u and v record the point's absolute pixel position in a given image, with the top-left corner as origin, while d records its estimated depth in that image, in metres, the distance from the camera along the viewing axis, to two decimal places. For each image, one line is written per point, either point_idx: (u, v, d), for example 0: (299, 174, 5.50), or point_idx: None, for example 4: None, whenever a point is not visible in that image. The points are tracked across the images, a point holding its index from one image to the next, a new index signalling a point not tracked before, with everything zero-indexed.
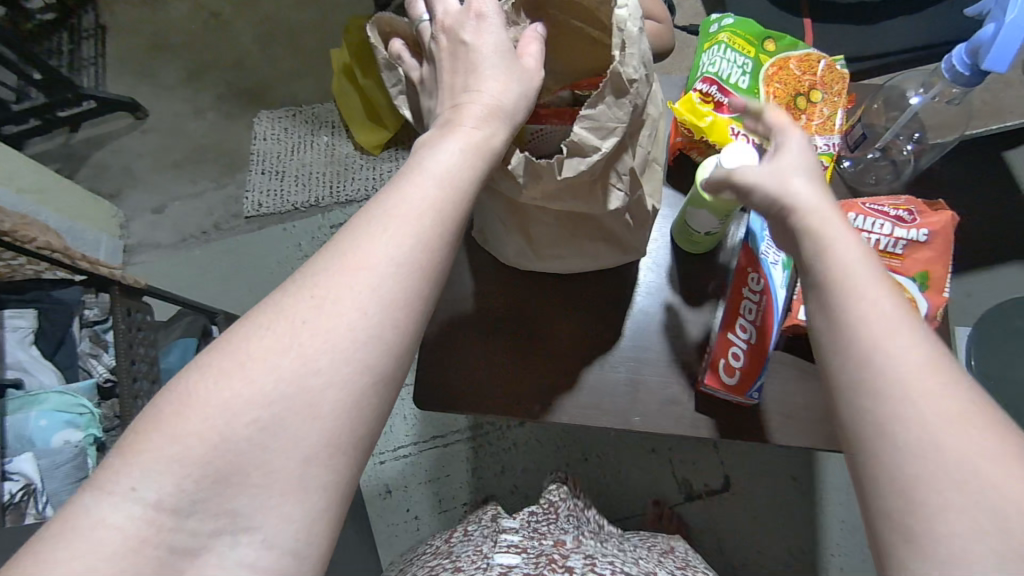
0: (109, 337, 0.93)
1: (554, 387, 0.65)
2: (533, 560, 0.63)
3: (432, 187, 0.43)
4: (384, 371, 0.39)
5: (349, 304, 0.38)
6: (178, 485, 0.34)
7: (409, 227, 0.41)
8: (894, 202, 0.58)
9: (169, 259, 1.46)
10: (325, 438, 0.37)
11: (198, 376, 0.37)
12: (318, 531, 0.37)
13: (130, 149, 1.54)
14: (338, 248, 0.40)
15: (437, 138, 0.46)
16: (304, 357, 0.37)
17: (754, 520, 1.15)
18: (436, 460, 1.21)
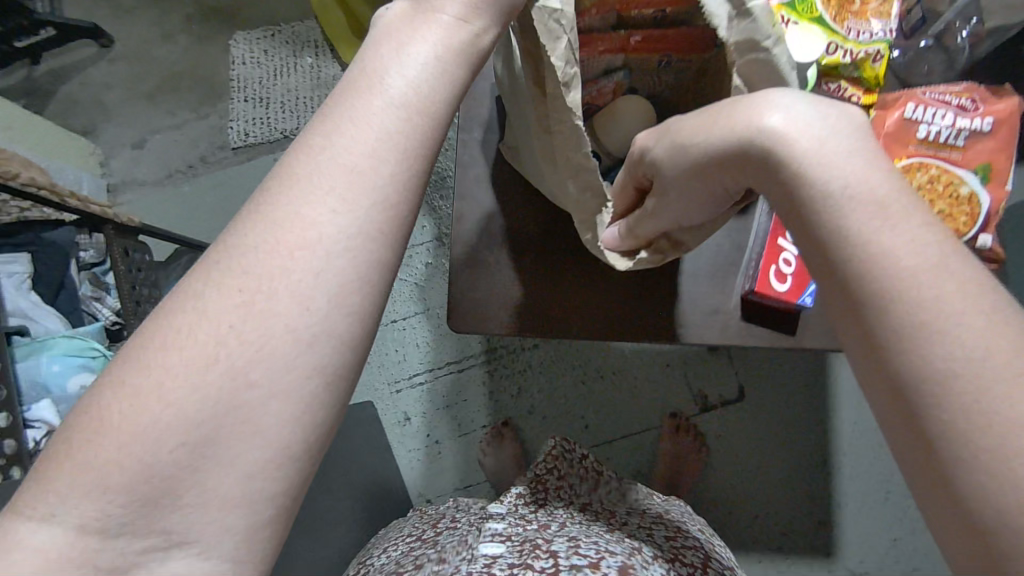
0: (108, 280, 0.92)
1: (600, 306, 0.63)
2: (519, 547, 0.64)
3: (394, 121, 0.35)
4: (340, 367, 0.33)
5: (286, 295, 0.32)
6: (100, 511, 0.29)
7: (363, 178, 0.34)
8: (956, 90, 0.58)
9: (157, 196, 1.39)
10: (272, 450, 0.31)
11: (115, 390, 0.30)
12: (258, 546, 0.32)
13: (98, 80, 1.43)
14: (271, 213, 0.33)
15: (404, 37, 0.38)
16: (233, 371, 0.31)
17: (767, 427, 1.17)
18: (451, 387, 1.22)
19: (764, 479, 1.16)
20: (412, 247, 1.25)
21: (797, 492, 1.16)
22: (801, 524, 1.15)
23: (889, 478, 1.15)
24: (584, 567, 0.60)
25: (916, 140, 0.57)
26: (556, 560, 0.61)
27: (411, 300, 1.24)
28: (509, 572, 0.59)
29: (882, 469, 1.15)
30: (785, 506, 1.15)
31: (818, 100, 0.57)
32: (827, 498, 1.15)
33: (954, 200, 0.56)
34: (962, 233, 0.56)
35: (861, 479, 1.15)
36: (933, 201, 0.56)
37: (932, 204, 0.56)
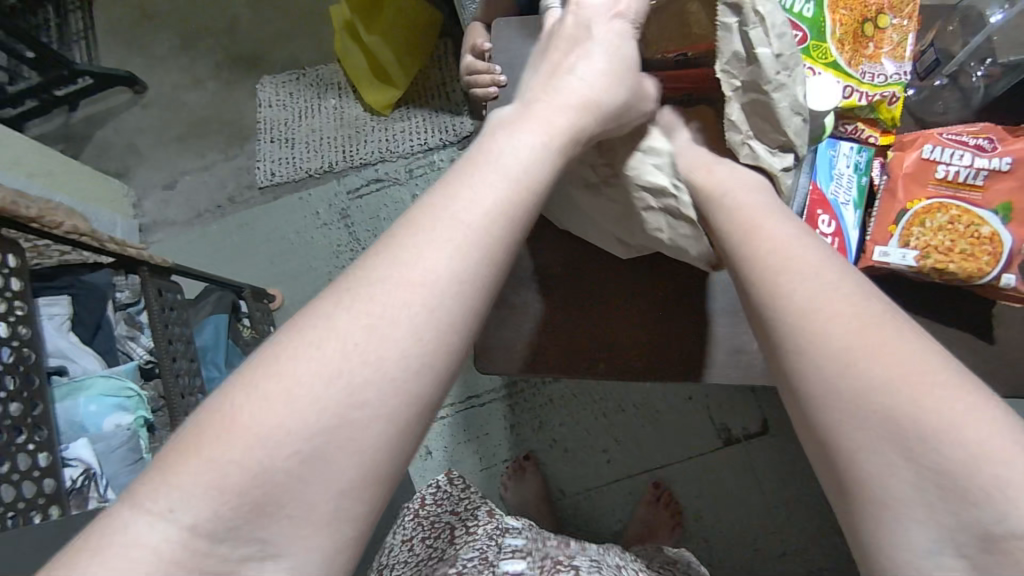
0: (141, 318, 0.96)
1: (636, 347, 0.64)
2: (539, 565, 0.67)
3: (507, 188, 0.41)
4: (432, 400, 0.34)
5: (405, 328, 0.34)
6: (215, 510, 0.30)
7: (478, 233, 0.38)
8: (974, 130, 0.58)
9: (186, 235, 1.44)
10: (366, 471, 0.32)
11: (246, 393, 0.32)
12: (340, 564, 0.32)
13: (133, 125, 1.50)
14: (398, 250, 0.36)
15: (521, 126, 0.46)
16: (350, 387, 0.32)
17: (792, 458, 1.15)
18: (475, 419, 1.22)
19: (793, 515, 1.13)
20: None
21: (828, 527, 1.13)
22: (834, 562, 1.12)
23: None
24: None
25: (934, 179, 0.58)
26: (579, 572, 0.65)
27: None
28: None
29: None
30: (814, 544, 1.12)
31: (834, 140, 0.60)
32: None
33: (976, 239, 0.56)
34: (984, 271, 0.56)
35: None
36: (955, 240, 0.56)
37: (951, 243, 0.56)
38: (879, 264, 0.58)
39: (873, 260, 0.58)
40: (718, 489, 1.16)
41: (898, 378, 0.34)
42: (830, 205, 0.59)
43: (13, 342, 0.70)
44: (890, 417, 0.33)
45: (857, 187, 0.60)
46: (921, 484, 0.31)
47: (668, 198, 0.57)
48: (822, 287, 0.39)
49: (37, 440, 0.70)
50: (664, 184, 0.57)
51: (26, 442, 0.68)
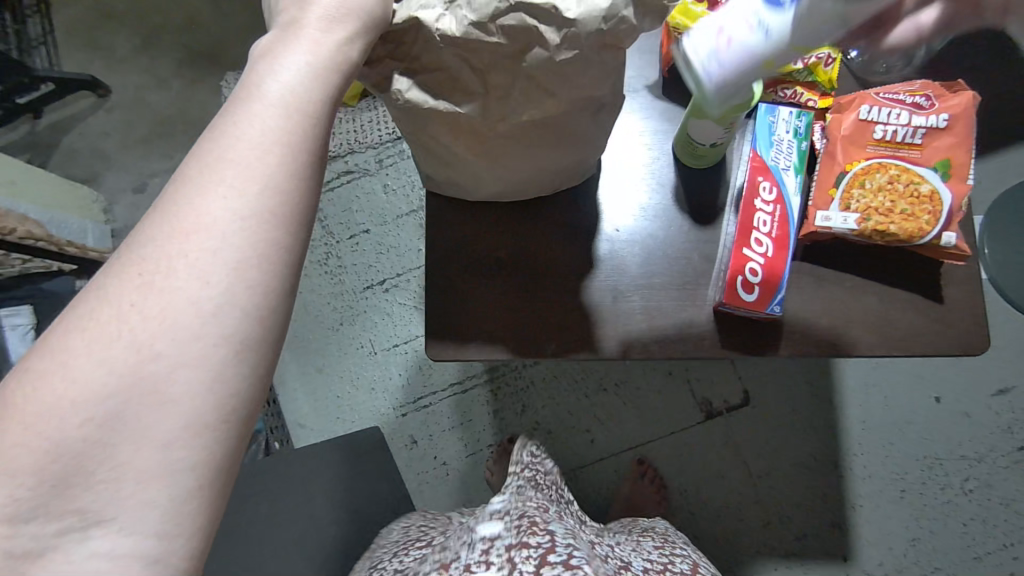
0: None
1: (576, 325, 0.63)
2: (517, 524, 0.65)
3: (275, 121, 0.37)
4: (250, 337, 0.36)
5: (186, 274, 0.35)
6: (11, 496, 0.33)
7: (250, 171, 0.36)
8: (912, 88, 0.60)
9: None
10: (185, 420, 0.34)
11: (30, 380, 0.33)
12: (186, 514, 0.35)
13: (99, 129, 1.48)
14: (167, 208, 0.35)
15: (279, 52, 0.39)
16: (137, 343, 0.34)
17: (776, 427, 1.16)
18: (457, 405, 1.22)
19: (774, 483, 1.15)
20: (404, 271, 1.27)
21: (811, 494, 1.14)
22: (813, 528, 1.13)
23: (903, 476, 1.13)
24: (581, 552, 0.61)
25: (874, 140, 0.60)
26: (553, 538, 0.62)
27: (412, 322, 1.25)
28: (507, 556, 0.61)
29: (894, 466, 1.13)
30: (798, 512, 1.14)
31: (773, 106, 0.61)
32: (840, 500, 1.14)
33: (916, 198, 0.59)
34: (925, 230, 0.59)
35: (875, 477, 1.14)
36: (895, 201, 0.59)
37: (893, 204, 0.59)
38: (824, 230, 0.60)
39: (816, 226, 0.60)
40: (701, 462, 1.16)
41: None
42: (770, 172, 0.60)
43: None
44: None
45: (798, 152, 0.61)
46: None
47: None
48: None
49: None
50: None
51: None
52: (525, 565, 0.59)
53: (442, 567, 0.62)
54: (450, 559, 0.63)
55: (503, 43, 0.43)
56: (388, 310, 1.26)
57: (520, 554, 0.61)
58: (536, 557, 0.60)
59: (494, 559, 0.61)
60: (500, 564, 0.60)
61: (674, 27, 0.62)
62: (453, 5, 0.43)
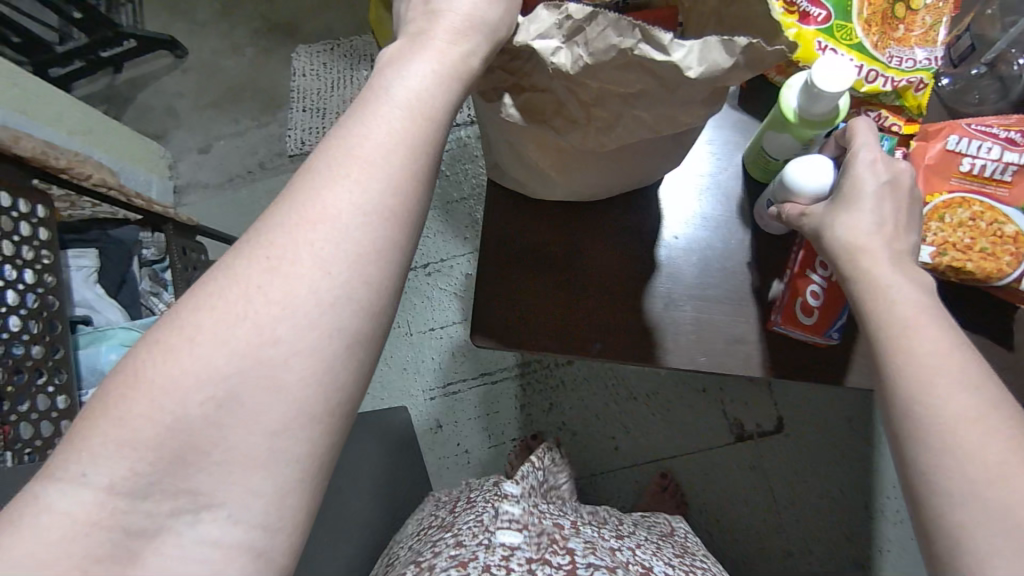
0: (166, 276, 0.99)
1: (624, 327, 0.63)
2: (536, 540, 0.65)
3: (400, 122, 0.36)
4: (362, 330, 0.34)
5: (309, 263, 0.33)
6: (131, 469, 0.32)
7: (374, 169, 0.35)
8: (1004, 121, 0.57)
9: (217, 198, 1.47)
10: (295, 409, 0.33)
11: (157, 356, 0.32)
12: (288, 505, 0.33)
13: (173, 88, 1.53)
14: (292, 198, 0.35)
15: (407, 57, 0.38)
16: (259, 325, 0.33)
17: (808, 457, 1.13)
18: (488, 395, 1.23)
19: (799, 514, 1.12)
20: (450, 257, 1.28)
21: (837, 529, 1.11)
22: (835, 564, 1.10)
23: None
24: (601, 568, 0.60)
25: (959, 172, 0.57)
26: (574, 557, 0.62)
27: (450, 309, 1.26)
28: (527, 567, 0.60)
29: None
30: (820, 547, 1.11)
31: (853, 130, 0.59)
32: (866, 540, 1.10)
33: (998, 237, 0.56)
34: (1004, 271, 0.56)
35: (906, 523, 1.10)
36: (975, 238, 0.57)
37: (973, 241, 0.57)
38: None
39: None
40: (726, 484, 1.14)
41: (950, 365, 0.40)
42: None
43: (39, 289, 0.73)
44: (975, 490, 0.37)
45: None
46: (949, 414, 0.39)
47: (568, 26, 0.42)
48: (933, 345, 0.41)
49: (56, 384, 0.73)
50: (551, 20, 0.42)
51: (46, 384, 0.72)
52: None
53: (459, 564, 0.59)
54: (467, 556, 0.60)
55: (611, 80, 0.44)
56: (428, 294, 1.27)
57: (541, 569, 0.60)
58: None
59: (514, 566, 0.60)
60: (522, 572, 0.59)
61: None
62: (570, 40, 0.43)
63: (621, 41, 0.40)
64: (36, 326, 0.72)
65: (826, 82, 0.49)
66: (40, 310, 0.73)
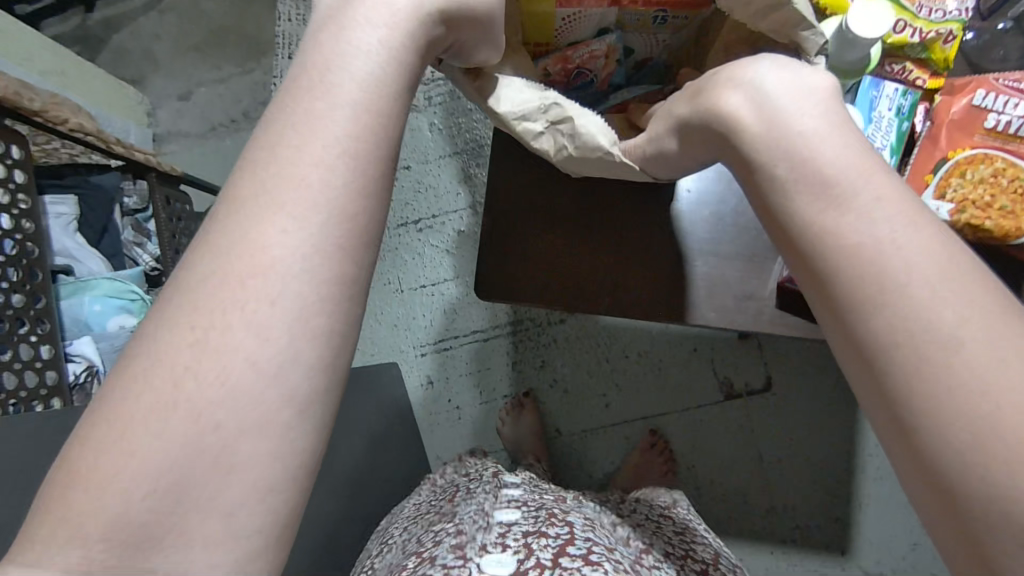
0: (150, 226, 0.93)
1: (630, 287, 0.63)
2: (533, 516, 0.63)
3: (341, 116, 0.36)
4: (314, 361, 0.33)
5: (250, 304, 0.32)
6: (85, 556, 0.29)
7: (311, 177, 0.35)
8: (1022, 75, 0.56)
9: (200, 149, 1.42)
10: (264, 448, 0.32)
11: (164, 332, 0.32)
12: (268, 521, 0.32)
13: (150, 31, 1.45)
14: (235, 216, 0.34)
15: (343, 42, 0.39)
16: (195, 408, 0.31)
17: (795, 416, 1.15)
18: (482, 352, 1.22)
19: (783, 472, 1.14)
20: (442, 213, 1.25)
21: (818, 488, 1.13)
22: (816, 519, 1.12)
23: None
24: (600, 544, 0.58)
25: (983, 129, 0.57)
26: (572, 530, 0.59)
27: (442, 266, 1.24)
28: (523, 541, 0.57)
29: None
30: (803, 502, 1.13)
31: (878, 80, 0.58)
32: (847, 497, 1.12)
33: (1019, 196, 0.55)
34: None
35: (886, 481, 1.12)
36: (995, 196, 0.56)
37: (992, 198, 0.55)
38: None
39: None
40: (712, 440, 1.16)
41: (970, 346, 0.32)
42: None
43: (18, 235, 0.70)
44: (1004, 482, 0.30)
45: (897, 132, 0.58)
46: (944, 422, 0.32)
47: (552, 113, 0.53)
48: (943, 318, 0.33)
49: (39, 333, 0.70)
50: (535, 102, 0.53)
51: (28, 333, 0.69)
52: (542, 551, 0.55)
53: (456, 547, 0.57)
54: (464, 540, 0.58)
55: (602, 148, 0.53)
56: (419, 250, 1.25)
57: (537, 541, 0.57)
58: (553, 546, 0.56)
59: (511, 542, 0.58)
60: (516, 547, 0.56)
61: None
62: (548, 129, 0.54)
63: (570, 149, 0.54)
64: (16, 274, 0.69)
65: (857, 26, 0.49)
66: (19, 258, 0.70)
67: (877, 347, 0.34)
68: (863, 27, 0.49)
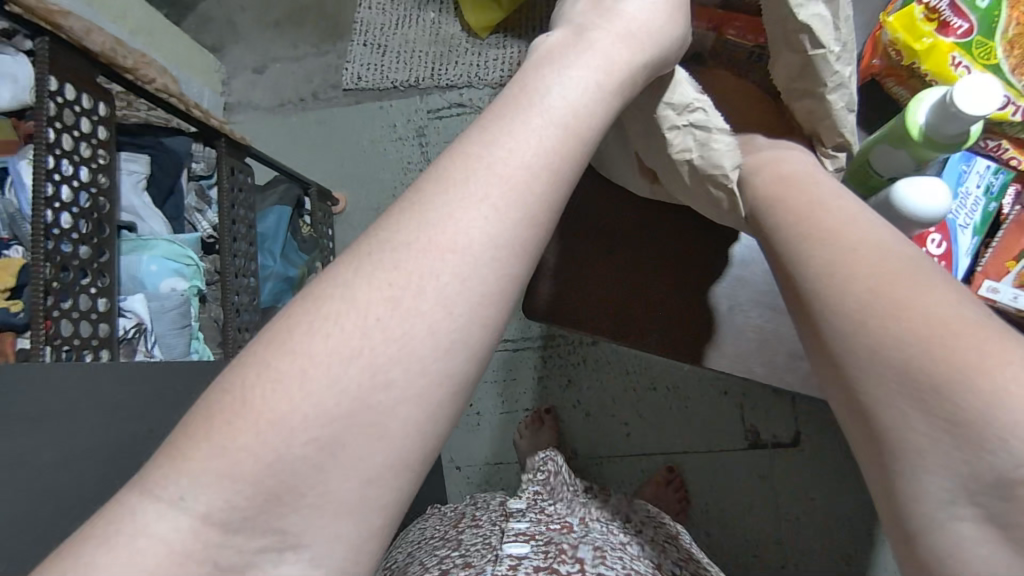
0: (212, 193, 0.99)
1: (682, 325, 0.63)
2: (543, 550, 0.62)
3: (552, 139, 0.34)
4: (449, 364, 0.30)
5: (407, 296, 0.30)
6: (228, 501, 0.28)
7: (516, 188, 0.33)
8: None
9: (267, 122, 1.45)
10: (392, 457, 0.29)
11: (271, 345, 0.30)
12: (371, 525, 0.30)
13: (235, 2, 1.50)
14: (424, 210, 0.32)
15: (567, 59, 0.38)
16: (297, 418, 0.28)
17: (825, 476, 1.11)
18: (519, 364, 1.22)
19: (800, 529, 1.10)
20: None
21: (836, 552, 1.09)
22: None
23: None
24: None
25: None
26: (582, 567, 0.59)
27: None
28: None
29: None
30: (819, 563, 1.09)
31: (970, 155, 0.57)
32: (866, 566, 1.08)
33: None
34: None
35: None
36: None
37: None
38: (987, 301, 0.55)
39: (979, 294, 0.56)
40: (727, 485, 1.14)
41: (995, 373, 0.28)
42: (947, 227, 0.56)
43: (92, 188, 0.72)
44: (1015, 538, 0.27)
45: (983, 212, 0.58)
46: (912, 408, 0.30)
47: (696, 117, 0.48)
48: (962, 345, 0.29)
49: (99, 285, 0.73)
50: (687, 98, 0.48)
51: (89, 285, 0.72)
52: None
53: None
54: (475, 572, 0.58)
55: (724, 172, 0.48)
56: None
57: None
58: None
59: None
60: None
61: (890, 40, 0.56)
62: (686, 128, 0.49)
63: (695, 159, 0.49)
64: (85, 226, 0.71)
65: (965, 99, 0.46)
66: (91, 211, 0.72)
67: (868, 382, 0.31)
68: (972, 101, 0.46)
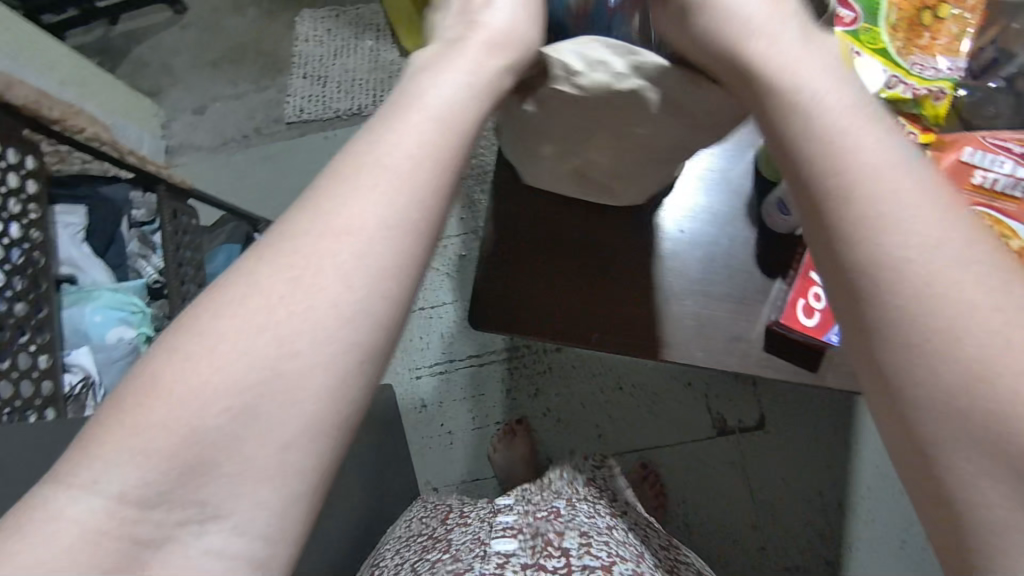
0: (155, 238, 0.96)
1: (623, 319, 0.66)
2: (531, 546, 0.63)
3: (425, 133, 0.35)
4: (357, 342, 0.32)
5: (301, 294, 0.31)
6: (143, 477, 0.29)
7: (401, 182, 0.34)
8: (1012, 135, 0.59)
9: (211, 162, 1.44)
10: (301, 430, 0.30)
11: (178, 336, 0.31)
12: (292, 503, 0.31)
13: (170, 45, 1.49)
14: (316, 207, 0.33)
15: (442, 65, 0.39)
16: (204, 400, 0.29)
17: (794, 455, 1.14)
18: (481, 378, 1.22)
19: (775, 511, 1.13)
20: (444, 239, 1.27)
21: (811, 528, 1.12)
22: (809, 561, 1.11)
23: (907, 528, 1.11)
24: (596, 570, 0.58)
25: (971, 185, 0.59)
26: (569, 561, 0.60)
27: (442, 289, 1.25)
28: None
29: (901, 518, 1.11)
30: (796, 542, 1.12)
31: None
32: (840, 537, 1.11)
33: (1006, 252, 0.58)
34: None
35: (877, 525, 1.11)
36: None
37: None
38: None
39: None
40: (709, 477, 1.15)
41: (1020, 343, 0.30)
42: None
43: (25, 244, 0.71)
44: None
45: None
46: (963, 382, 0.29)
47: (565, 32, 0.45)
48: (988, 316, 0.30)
49: (39, 343, 0.71)
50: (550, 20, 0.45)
51: (29, 342, 0.70)
52: None
53: None
54: (464, 567, 0.59)
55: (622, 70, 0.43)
56: None
57: None
58: None
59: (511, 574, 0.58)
60: None
61: None
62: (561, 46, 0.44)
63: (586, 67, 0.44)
64: (20, 283, 0.70)
65: None
66: (25, 267, 0.71)
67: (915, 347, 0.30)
68: None
